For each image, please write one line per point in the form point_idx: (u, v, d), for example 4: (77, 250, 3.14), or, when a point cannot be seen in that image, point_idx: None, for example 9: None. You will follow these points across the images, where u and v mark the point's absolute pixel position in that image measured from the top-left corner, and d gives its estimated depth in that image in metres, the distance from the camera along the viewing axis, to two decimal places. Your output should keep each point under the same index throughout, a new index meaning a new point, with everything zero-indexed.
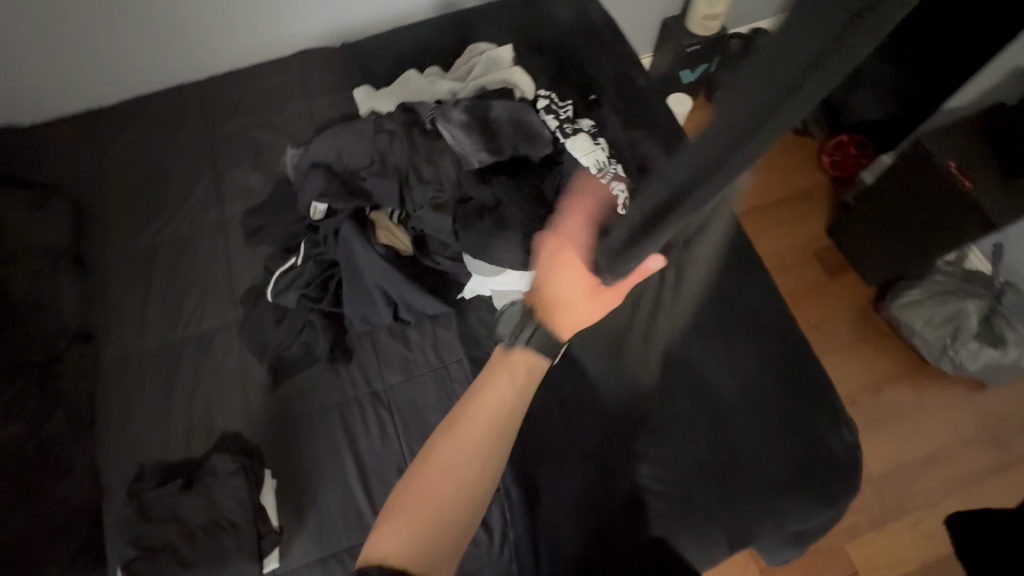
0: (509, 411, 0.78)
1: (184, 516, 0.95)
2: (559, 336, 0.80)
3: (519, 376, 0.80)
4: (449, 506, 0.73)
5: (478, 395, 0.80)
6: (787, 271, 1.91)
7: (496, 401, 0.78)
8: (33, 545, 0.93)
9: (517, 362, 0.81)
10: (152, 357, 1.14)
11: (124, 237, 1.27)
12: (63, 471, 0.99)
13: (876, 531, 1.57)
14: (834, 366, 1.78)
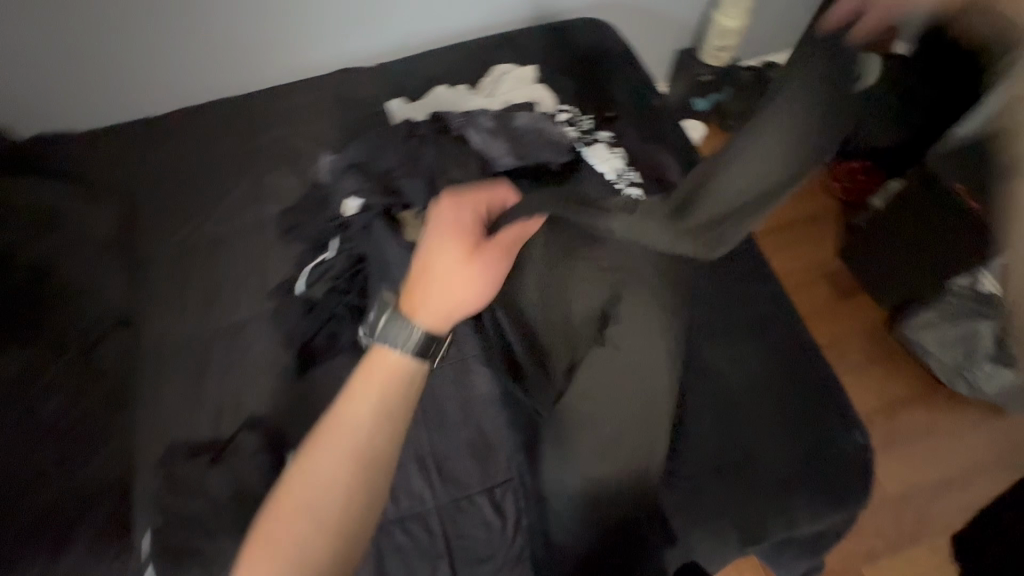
0: (377, 430, 0.78)
1: (212, 490, 1.00)
2: (438, 326, 0.81)
3: (384, 388, 0.80)
4: (311, 526, 0.74)
5: (336, 417, 0.78)
6: (804, 288, 1.94)
7: (356, 426, 0.77)
8: (67, 512, 0.98)
9: (381, 372, 0.80)
10: (186, 343, 1.20)
11: (166, 232, 1.35)
12: (96, 444, 1.05)
13: (890, 554, 1.54)
14: (849, 384, 1.77)
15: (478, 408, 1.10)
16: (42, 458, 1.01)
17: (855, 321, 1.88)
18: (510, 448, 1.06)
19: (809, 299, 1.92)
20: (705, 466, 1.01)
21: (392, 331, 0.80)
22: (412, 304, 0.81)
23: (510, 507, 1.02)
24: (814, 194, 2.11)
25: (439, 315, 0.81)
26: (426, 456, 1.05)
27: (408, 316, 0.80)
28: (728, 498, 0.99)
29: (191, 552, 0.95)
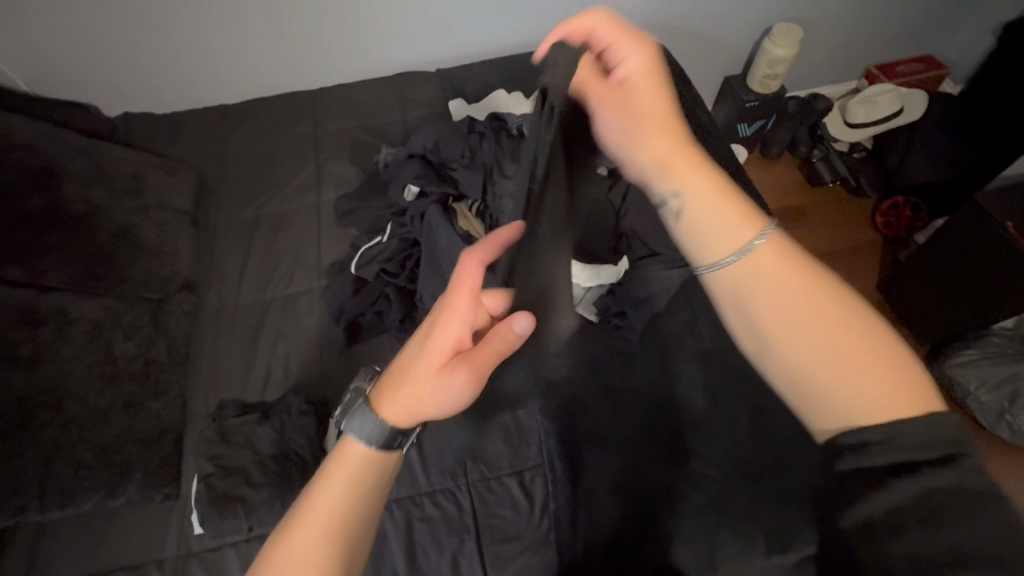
0: (343, 513, 0.63)
1: (257, 445, 1.05)
2: (403, 421, 0.68)
3: (352, 470, 0.66)
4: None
5: (302, 512, 0.63)
6: None
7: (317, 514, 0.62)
8: (125, 453, 1.03)
9: (341, 460, 0.67)
10: (244, 311, 1.29)
11: (234, 210, 1.45)
12: (159, 392, 1.12)
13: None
14: None
15: (513, 394, 1.12)
16: (106, 398, 1.05)
17: None
18: (542, 434, 1.10)
19: None
20: (737, 469, 1.02)
21: (355, 421, 0.68)
22: (380, 400, 0.70)
23: (539, 492, 1.05)
24: (858, 225, 2.11)
25: (405, 412, 0.68)
26: (460, 436, 1.09)
27: (373, 411, 0.69)
28: (755, 502, 1.00)
29: (235, 499, 1.00)
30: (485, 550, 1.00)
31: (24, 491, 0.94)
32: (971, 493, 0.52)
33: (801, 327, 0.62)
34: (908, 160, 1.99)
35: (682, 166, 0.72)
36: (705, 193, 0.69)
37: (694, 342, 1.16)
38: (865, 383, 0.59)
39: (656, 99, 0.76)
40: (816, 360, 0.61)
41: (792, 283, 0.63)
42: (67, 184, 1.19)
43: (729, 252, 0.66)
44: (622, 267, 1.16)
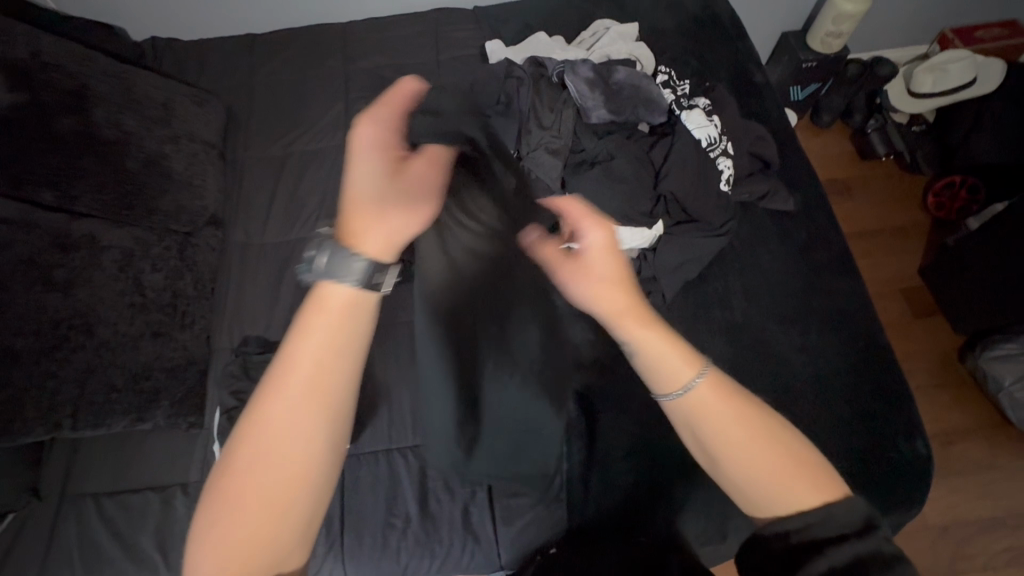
0: (322, 375, 0.56)
1: None
2: (386, 252, 0.60)
3: (337, 320, 0.58)
4: (257, 528, 0.55)
5: (281, 361, 0.57)
6: (884, 293, 1.86)
7: (296, 370, 0.56)
8: (152, 380, 1.05)
9: (323, 303, 0.58)
10: (269, 250, 1.28)
11: (261, 146, 1.42)
12: (186, 323, 1.13)
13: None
14: (923, 403, 1.70)
15: None
16: (134, 326, 1.06)
17: (928, 338, 1.80)
18: None
19: (889, 305, 1.85)
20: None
21: (329, 263, 0.58)
22: (348, 235, 0.60)
23: (554, 449, 1.05)
24: (910, 202, 1.99)
25: (386, 245, 0.61)
26: None
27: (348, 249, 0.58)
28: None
29: None
30: (495, 502, 1.02)
31: (59, 409, 0.98)
32: (889, 556, 0.59)
33: (740, 446, 0.64)
34: (971, 139, 1.84)
35: (631, 320, 0.70)
36: (642, 328, 0.69)
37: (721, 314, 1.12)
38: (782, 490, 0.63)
39: (607, 258, 0.71)
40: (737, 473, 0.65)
41: (732, 414, 0.65)
42: (96, 108, 1.17)
43: (676, 388, 0.67)
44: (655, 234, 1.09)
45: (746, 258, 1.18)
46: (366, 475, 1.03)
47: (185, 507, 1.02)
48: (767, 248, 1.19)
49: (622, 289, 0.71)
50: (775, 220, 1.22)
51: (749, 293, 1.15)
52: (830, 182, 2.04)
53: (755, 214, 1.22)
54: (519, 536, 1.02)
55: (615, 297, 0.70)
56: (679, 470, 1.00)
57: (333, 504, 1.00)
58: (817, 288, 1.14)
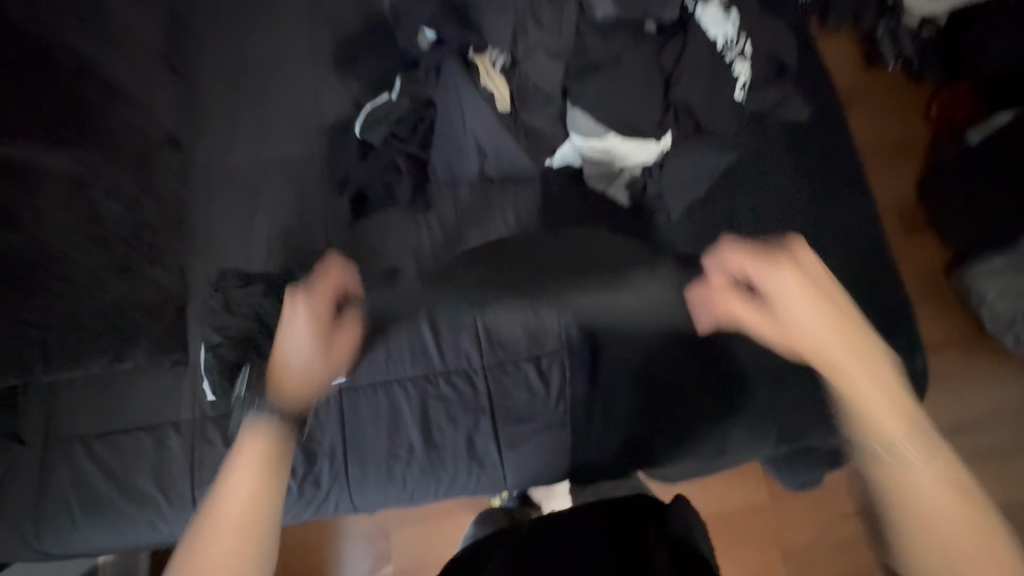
0: (255, 497, 0.63)
1: (264, 318, 0.99)
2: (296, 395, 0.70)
3: (263, 463, 0.65)
4: None
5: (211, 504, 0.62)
6: (890, 205, 1.85)
7: (233, 497, 0.62)
8: (127, 319, 0.99)
9: (241, 463, 0.65)
10: (238, 174, 1.15)
11: (215, 52, 1.24)
12: (155, 258, 1.04)
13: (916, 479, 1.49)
14: (922, 310, 1.75)
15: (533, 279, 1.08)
16: (98, 262, 0.98)
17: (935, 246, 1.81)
18: (563, 320, 1.05)
19: (895, 218, 1.84)
20: (762, 364, 0.99)
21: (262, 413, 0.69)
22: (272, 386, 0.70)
23: (557, 378, 1.03)
24: (923, 105, 1.91)
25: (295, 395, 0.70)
26: (475, 317, 1.05)
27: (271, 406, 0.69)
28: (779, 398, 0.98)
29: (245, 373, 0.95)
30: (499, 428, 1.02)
31: (28, 351, 0.92)
32: None
33: (942, 529, 0.54)
34: (988, 40, 1.71)
35: (840, 354, 0.61)
36: (841, 352, 0.61)
37: (728, 235, 1.08)
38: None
39: (811, 319, 0.63)
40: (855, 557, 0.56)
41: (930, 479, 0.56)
42: (10, 11, 1.00)
43: (874, 443, 0.59)
44: (661, 147, 1.03)
45: (755, 175, 1.12)
46: (365, 408, 1.00)
47: (180, 446, 0.98)
48: (778, 163, 1.12)
49: (838, 326, 0.62)
50: (788, 130, 1.14)
51: (757, 212, 1.09)
52: (843, 89, 1.94)
53: (770, 125, 1.13)
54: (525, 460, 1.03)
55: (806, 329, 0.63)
56: (681, 391, 1.00)
57: (333, 437, 0.99)
58: (826, 204, 1.10)
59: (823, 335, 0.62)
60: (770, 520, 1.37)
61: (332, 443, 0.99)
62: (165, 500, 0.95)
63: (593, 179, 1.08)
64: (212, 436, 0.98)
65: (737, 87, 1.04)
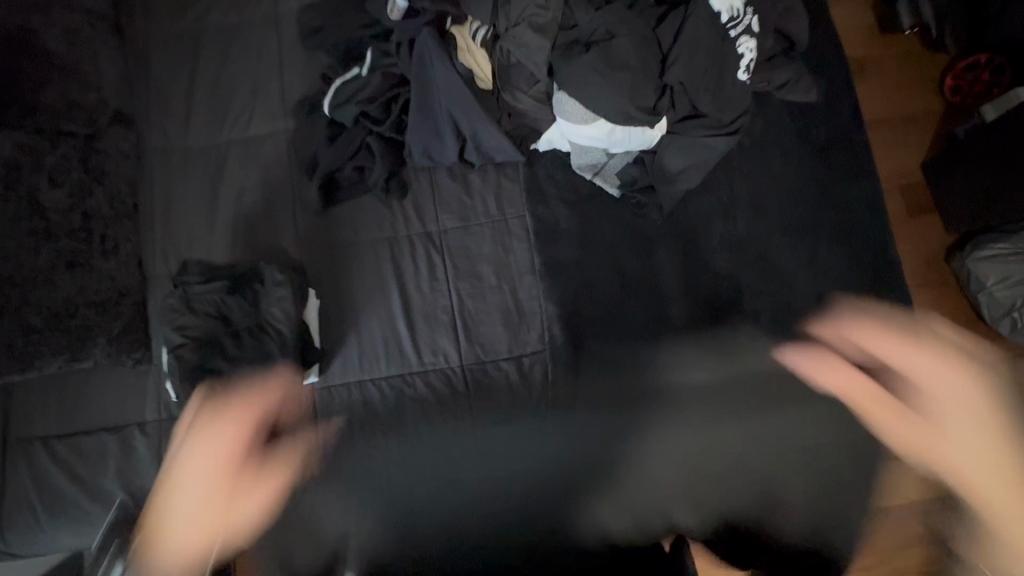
0: (199, 472, 0.68)
1: (229, 315, 0.94)
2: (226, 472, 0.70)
3: (242, 419, 0.73)
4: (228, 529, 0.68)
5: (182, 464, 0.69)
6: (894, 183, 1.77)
7: (197, 471, 0.68)
8: (78, 317, 0.94)
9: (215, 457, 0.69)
10: (198, 156, 1.07)
11: (168, 17, 1.13)
12: (107, 250, 0.98)
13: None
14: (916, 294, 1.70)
15: (515, 274, 1.01)
16: (41, 257, 0.92)
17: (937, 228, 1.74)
18: (545, 319, 0.99)
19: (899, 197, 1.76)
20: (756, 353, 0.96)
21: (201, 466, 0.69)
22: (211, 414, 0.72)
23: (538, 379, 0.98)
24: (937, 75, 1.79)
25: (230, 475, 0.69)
26: (453, 314, 1.00)
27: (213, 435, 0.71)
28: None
29: (210, 374, 0.90)
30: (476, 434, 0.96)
31: None
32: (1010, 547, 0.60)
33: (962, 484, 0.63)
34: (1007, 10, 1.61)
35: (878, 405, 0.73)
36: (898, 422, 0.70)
37: (722, 227, 1.01)
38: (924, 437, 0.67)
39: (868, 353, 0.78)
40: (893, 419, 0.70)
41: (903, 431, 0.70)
42: None
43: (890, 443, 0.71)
44: (657, 133, 0.95)
45: (756, 163, 1.04)
46: (338, 408, 0.96)
47: (144, 448, 0.94)
48: (779, 149, 1.05)
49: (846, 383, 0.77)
50: (792, 114, 1.06)
51: (756, 203, 1.02)
52: (853, 58, 1.82)
53: (772, 107, 1.06)
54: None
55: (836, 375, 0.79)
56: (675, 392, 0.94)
57: None
58: (829, 196, 1.03)
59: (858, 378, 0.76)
60: None
61: None
62: (133, 503, 0.93)
63: (582, 166, 1.00)
64: None
65: (740, 67, 0.95)
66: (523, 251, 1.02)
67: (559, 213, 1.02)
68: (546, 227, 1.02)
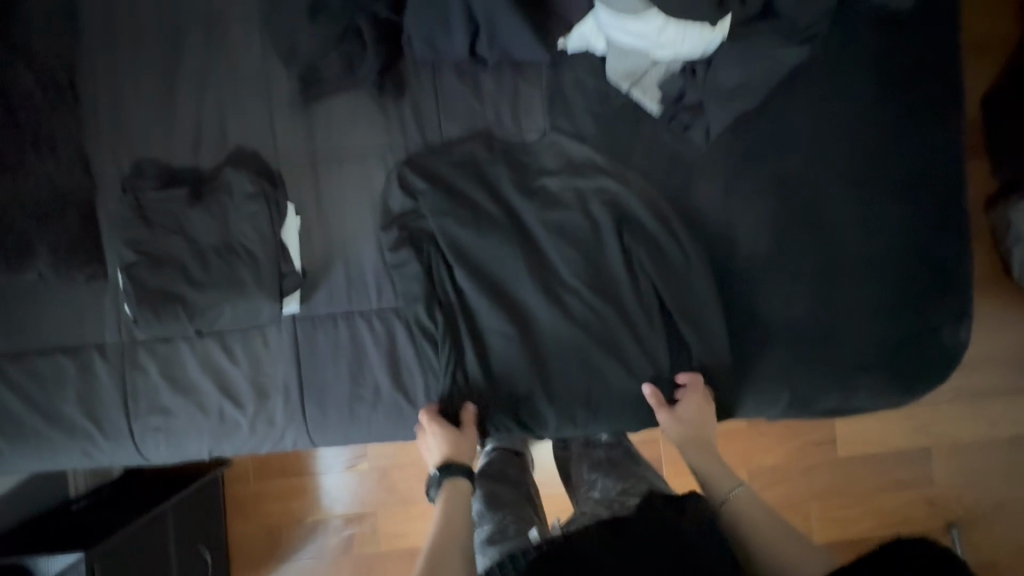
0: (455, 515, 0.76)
1: (192, 231, 0.80)
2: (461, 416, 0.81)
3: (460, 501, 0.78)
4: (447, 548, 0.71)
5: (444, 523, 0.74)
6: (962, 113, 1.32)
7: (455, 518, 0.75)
8: (8, 221, 0.80)
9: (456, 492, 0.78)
10: (145, 27, 0.86)
11: None
12: (38, 142, 0.82)
13: (910, 430, 1.39)
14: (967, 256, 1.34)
15: (526, 205, 0.86)
16: None
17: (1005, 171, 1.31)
18: (558, 258, 0.85)
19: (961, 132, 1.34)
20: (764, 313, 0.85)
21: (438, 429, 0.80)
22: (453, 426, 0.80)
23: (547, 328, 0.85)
24: None
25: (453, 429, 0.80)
26: (448, 247, 0.85)
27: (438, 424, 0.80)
28: (797, 371, 0.84)
29: (171, 299, 0.79)
30: (469, 386, 0.83)
31: None
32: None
33: (767, 535, 0.71)
34: None
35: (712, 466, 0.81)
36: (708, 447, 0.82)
37: (773, 160, 0.86)
38: (690, 432, 0.82)
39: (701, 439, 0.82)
40: (707, 462, 0.82)
41: (762, 519, 0.74)
42: None
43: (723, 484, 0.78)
44: (719, 33, 0.75)
45: (824, 82, 0.86)
46: (322, 341, 0.86)
47: (106, 373, 0.85)
48: (855, 65, 0.86)
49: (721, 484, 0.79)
50: (877, 21, 0.87)
51: (814, 133, 0.86)
52: None
53: (854, 9, 0.87)
54: (508, 427, 0.83)
55: (706, 462, 0.82)
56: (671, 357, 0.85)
57: (287, 374, 0.86)
58: (902, 129, 0.86)
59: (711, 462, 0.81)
60: (741, 446, 1.36)
61: (286, 379, 0.86)
62: (97, 430, 0.85)
63: (619, 75, 0.84)
64: (143, 364, 0.85)
65: None
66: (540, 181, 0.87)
67: (583, 130, 0.87)
68: (565, 147, 0.87)
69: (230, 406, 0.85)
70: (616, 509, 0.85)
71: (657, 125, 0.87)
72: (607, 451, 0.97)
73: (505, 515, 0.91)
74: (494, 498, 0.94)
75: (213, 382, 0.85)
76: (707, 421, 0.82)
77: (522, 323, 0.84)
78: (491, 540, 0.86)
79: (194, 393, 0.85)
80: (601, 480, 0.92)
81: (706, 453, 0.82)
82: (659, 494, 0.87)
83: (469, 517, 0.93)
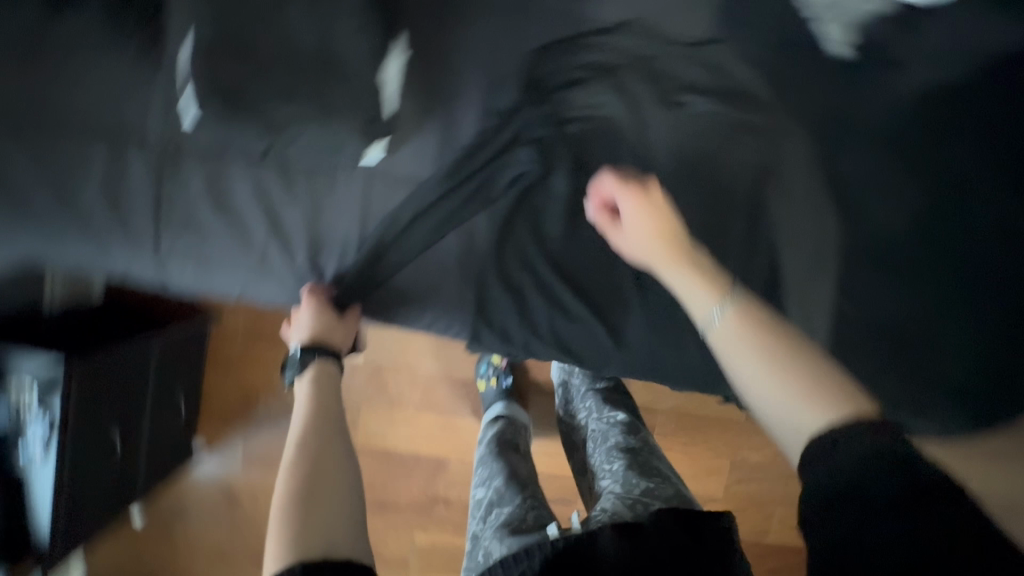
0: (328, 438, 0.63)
1: (284, 28, 0.66)
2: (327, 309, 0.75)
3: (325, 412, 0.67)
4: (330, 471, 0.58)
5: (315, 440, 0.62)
6: None
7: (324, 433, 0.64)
8: None
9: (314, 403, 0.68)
10: None
11: None
12: None
13: None
14: None
15: (655, 123, 0.77)
16: None
17: None
18: (677, 191, 0.76)
19: None
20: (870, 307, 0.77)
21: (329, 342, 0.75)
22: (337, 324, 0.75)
23: (639, 263, 0.77)
24: None
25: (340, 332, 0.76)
26: (559, 146, 0.76)
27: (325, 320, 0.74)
28: (879, 352, 0.77)
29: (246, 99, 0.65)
30: (538, 299, 0.77)
31: None
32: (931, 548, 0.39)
33: (794, 392, 0.49)
34: None
35: (705, 291, 0.59)
36: (670, 265, 0.63)
37: (931, 150, 0.77)
38: (643, 232, 0.65)
39: (647, 224, 0.65)
40: (699, 280, 0.60)
41: (745, 347, 0.52)
42: None
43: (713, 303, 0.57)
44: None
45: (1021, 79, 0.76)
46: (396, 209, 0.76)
47: (140, 169, 0.72)
48: None
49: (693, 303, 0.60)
50: None
51: (987, 132, 0.77)
52: None
53: None
54: (572, 355, 0.79)
55: (693, 273, 0.61)
56: None
57: (347, 234, 0.75)
58: None
59: (696, 283, 0.60)
60: None
61: (346, 235, 0.75)
62: (120, 232, 0.73)
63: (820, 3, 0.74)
64: (186, 172, 0.72)
65: None
66: (682, 100, 0.76)
67: (747, 57, 0.76)
68: (720, 72, 0.76)
69: (276, 249, 0.74)
70: (641, 511, 0.73)
71: (829, 77, 0.77)
72: (625, 440, 0.91)
73: (522, 497, 0.84)
74: (512, 481, 0.89)
75: (262, 217, 0.73)
76: (662, 212, 0.66)
77: (616, 251, 0.77)
78: (503, 526, 0.79)
79: (238, 222, 0.73)
80: (624, 471, 0.83)
81: (669, 253, 0.63)
82: (687, 497, 0.77)
83: (486, 499, 0.87)
